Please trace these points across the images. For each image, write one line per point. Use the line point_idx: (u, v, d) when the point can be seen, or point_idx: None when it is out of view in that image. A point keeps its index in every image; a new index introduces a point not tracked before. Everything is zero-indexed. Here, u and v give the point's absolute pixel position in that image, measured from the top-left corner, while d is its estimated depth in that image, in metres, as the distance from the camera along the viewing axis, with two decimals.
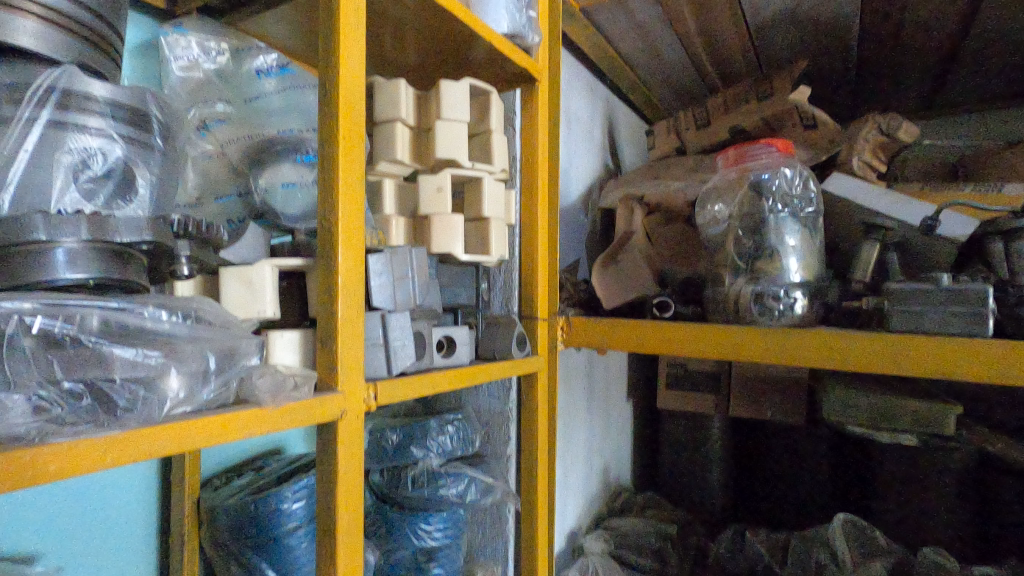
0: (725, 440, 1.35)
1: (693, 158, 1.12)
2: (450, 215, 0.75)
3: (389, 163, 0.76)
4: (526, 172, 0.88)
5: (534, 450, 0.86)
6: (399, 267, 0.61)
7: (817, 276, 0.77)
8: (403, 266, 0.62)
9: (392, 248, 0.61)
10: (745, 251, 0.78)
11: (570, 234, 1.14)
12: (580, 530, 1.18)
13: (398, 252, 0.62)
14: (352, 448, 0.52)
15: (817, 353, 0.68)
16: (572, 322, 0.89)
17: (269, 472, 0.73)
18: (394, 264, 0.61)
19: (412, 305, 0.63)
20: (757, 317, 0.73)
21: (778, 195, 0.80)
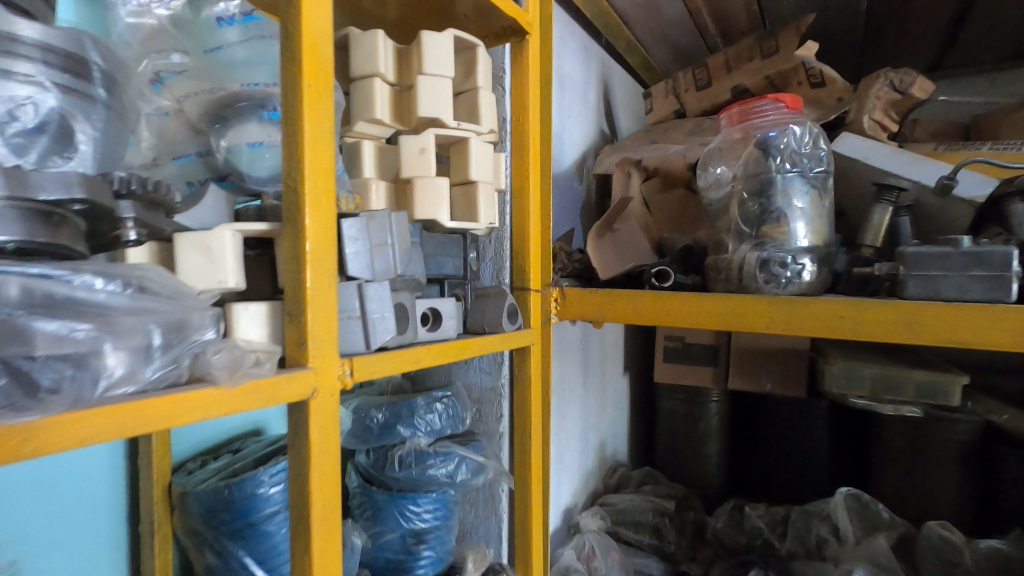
0: (724, 414, 1.32)
1: (693, 121, 1.07)
2: (434, 179, 0.70)
3: (368, 123, 0.70)
4: (516, 134, 0.82)
5: (528, 428, 0.83)
6: (375, 233, 0.56)
7: (826, 241, 0.72)
8: (381, 233, 0.57)
9: (369, 213, 0.56)
10: (750, 215, 0.73)
11: (563, 203, 1.08)
12: (576, 508, 1.16)
13: (376, 217, 0.56)
14: (325, 430, 0.48)
15: (826, 323, 0.64)
16: (566, 294, 0.84)
17: (246, 454, 0.69)
18: (371, 230, 0.56)
19: (392, 275, 0.58)
20: (762, 284, 0.68)
21: (786, 154, 0.73)
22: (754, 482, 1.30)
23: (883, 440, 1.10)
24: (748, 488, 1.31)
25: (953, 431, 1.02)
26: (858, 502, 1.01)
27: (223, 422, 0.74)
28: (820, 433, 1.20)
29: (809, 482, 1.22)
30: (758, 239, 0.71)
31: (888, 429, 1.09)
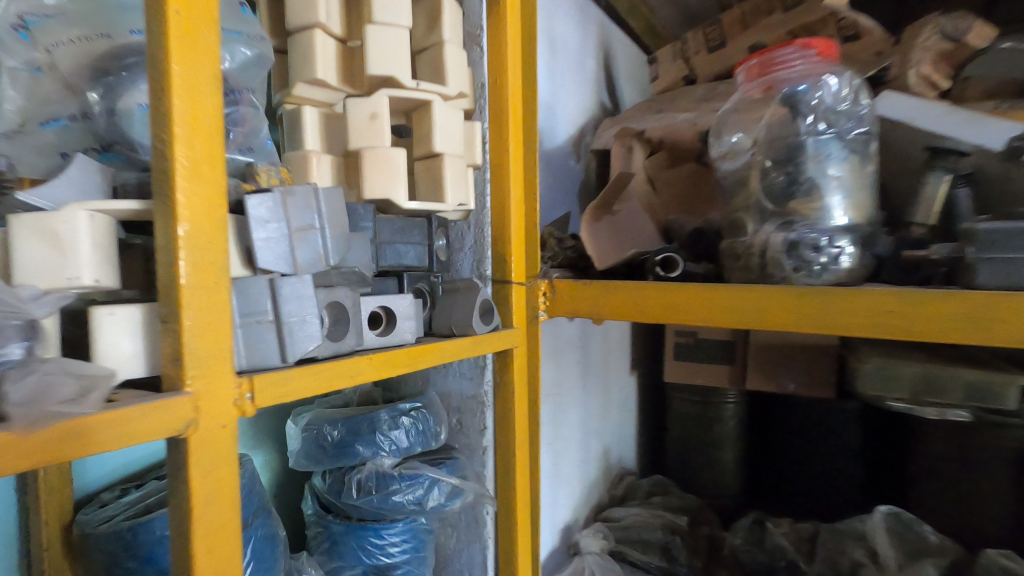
0: (741, 417, 1.19)
1: (705, 86, 0.93)
2: (389, 149, 0.57)
3: (309, 85, 0.58)
4: (493, 99, 0.70)
5: (511, 444, 0.71)
6: (293, 213, 0.43)
7: (868, 218, 0.59)
8: (302, 214, 0.44)
9: (288, 188, 0.44)
10: (774, 190, 0.60)
11: (556, 184, 0.96)
12: (576, 524, 1.04)
13: (297, 193, 0.44)
14: (214, 471, 0.36)
15: (868, 320, 0.50)
16: (556, 286, 0.72)
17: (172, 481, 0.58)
18: (286, 210, 0.43)
19: (324, 267, 0.46)
20: (789, 271, 0.56)
21: (820, 111, 0.60)
22: (775, 491, 1.17)
23: (923, 447, 0.95)
24: (767, 496, 1.19)
25: (1009, 438, 0.84)
26: (899, 522, 0.89)
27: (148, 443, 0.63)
28: (848, 438, 1.06)
29: (836, 492, 1.08)
30: (783, 217, 0.58)
31: (927, 434, 0.94)
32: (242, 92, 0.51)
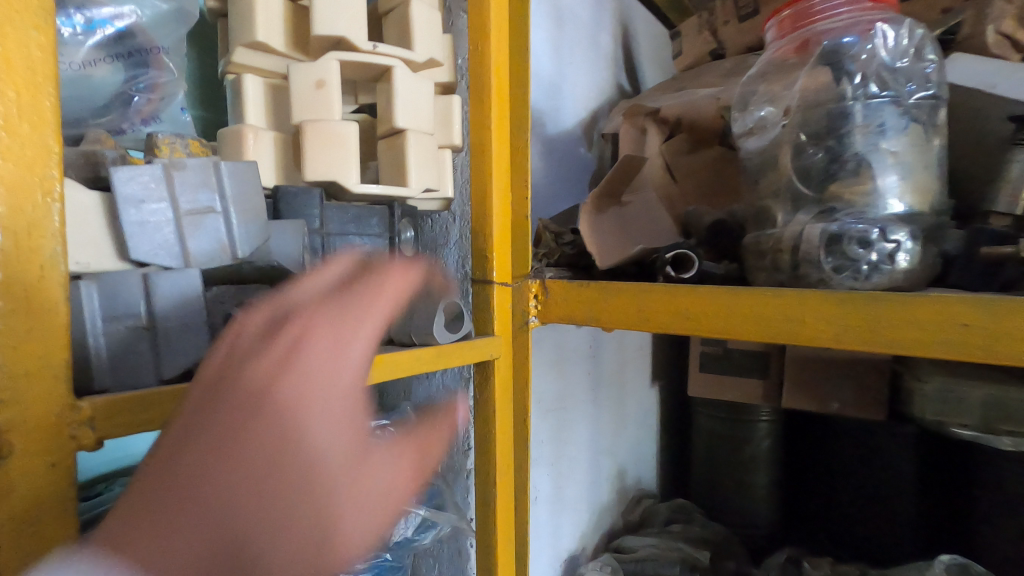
0: (776, 439, 1.06)
1: (734, 59, 0.81)
2: (336, 123, 0.48)
3: (250, 51, 0.50)
4: (474, 69, 0.60)
5: (490, 471, 0.61)
6: (182, 192, 0.35)
7: (933, 206, 0.46)
8: (193, 192, 0.35)
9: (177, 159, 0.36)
10: (812, 170, 0.49)
11: (561, 173, 0.85)
12: (582, 554, 0.94)
13: (190, 167, 0.35)
14: (32, 523, 0.27)
15: (929, 335, 0.38)
16: (550, 287, 0.60)
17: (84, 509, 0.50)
18: (171, 186, 0.34)
19: (228, 260, 0.37)
20: (828, 272, 0.44)
21: (871, 70, 0.48)
22: (818, 520, 1.05)
23: (990, 480, 0.79)
24: (810, 522, 1.06)
25: None
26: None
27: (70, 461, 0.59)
28: (902, 466, 0.92)
29: (889, 526, 0.94)
30: (822, 205, 0.47)
31: (994, 466, 0.79)
32: (154, 50, 0.44)
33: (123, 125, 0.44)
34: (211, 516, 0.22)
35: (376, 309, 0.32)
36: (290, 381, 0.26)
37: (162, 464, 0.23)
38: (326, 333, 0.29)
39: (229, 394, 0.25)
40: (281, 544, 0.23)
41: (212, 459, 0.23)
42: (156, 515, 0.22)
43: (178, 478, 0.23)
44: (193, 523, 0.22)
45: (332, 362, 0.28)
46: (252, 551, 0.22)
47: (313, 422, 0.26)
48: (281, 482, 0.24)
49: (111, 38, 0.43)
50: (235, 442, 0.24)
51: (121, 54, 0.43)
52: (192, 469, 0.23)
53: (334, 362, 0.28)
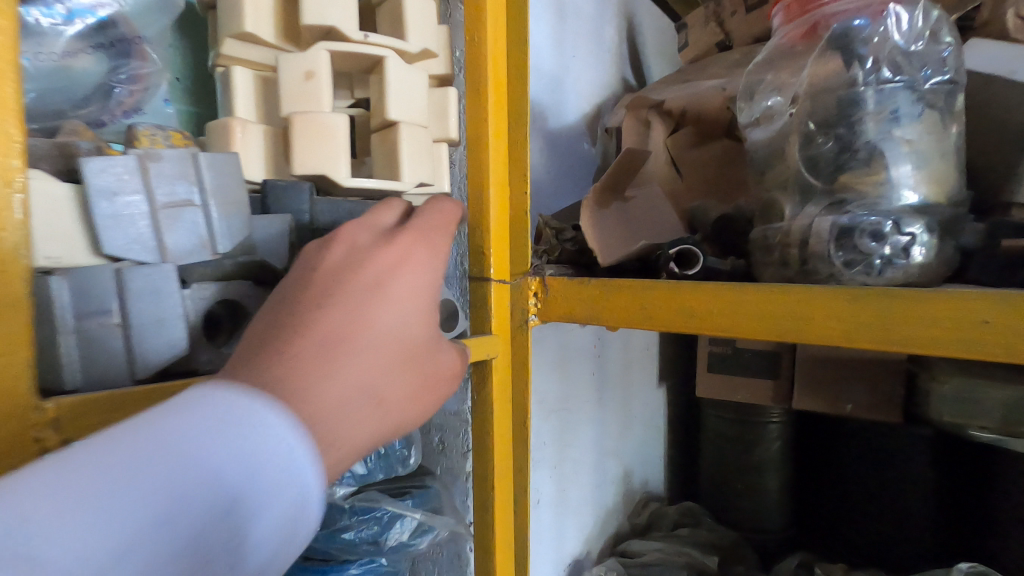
0: (786, 441, 1.04)
1: (742, 50, 0.78)
2: (326, 114, 0.47)
3: (239, 42, 0.48)
4: (471, 60, 0.58)
5: (489, 473, 0.59)
6: (158, 184, 0.34)
7: (951, 197, 0.44)
8: (170, 184, 0.34)
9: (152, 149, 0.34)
10: (821, 159, 0.46)
11: (564, 169, 0.83)
12: (587, 558, 0.92)
13: (166, 157, 0.34)
14: None
15: (943, 334, 0.36)
16: (549, 285, 0.58)
17: None
18: (146, 178, 0.33)
19: (209, 253, 0.36)
20: (838, 267, 0.42)
21: (884, 54, 0.45)
22: (830, 525, 1.02)
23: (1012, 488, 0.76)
24: (821, 528, 1.03)
25: None
26: None
27: None
28: (918, 469, 0.89)
29: (904, 531, 0.91)
30: (832, 197, 0.45)
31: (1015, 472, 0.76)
32: (137, 40, 0.42)
33: (106, 118, 0.42)
34: (332, 389, 0.30)
35: (445, 251, 0.43)
36: (390, 295, 0.36)
37: (290, 340, 0.31)
38: (412, 266, 0.39)
39: (343, 299, 0.34)
40: (372, 415, 0.33)
41: (335, 343, 0.32)
42: (290, 379, 0.29)
43: (308, 355, 0.30)
44: (319, 391, 0.30)
45: (418, 287, 0.38)
46: (356, 414, 0.32)
47: (400, 329, 0.36)
48: (379, 371, 0.34)
49: (92, 27, 0.40)
50: (361, 330, 0.33)
51: (103, 44, 0.41)
52: (321, 346, 0.31)
53: (421, 288, 0.39)
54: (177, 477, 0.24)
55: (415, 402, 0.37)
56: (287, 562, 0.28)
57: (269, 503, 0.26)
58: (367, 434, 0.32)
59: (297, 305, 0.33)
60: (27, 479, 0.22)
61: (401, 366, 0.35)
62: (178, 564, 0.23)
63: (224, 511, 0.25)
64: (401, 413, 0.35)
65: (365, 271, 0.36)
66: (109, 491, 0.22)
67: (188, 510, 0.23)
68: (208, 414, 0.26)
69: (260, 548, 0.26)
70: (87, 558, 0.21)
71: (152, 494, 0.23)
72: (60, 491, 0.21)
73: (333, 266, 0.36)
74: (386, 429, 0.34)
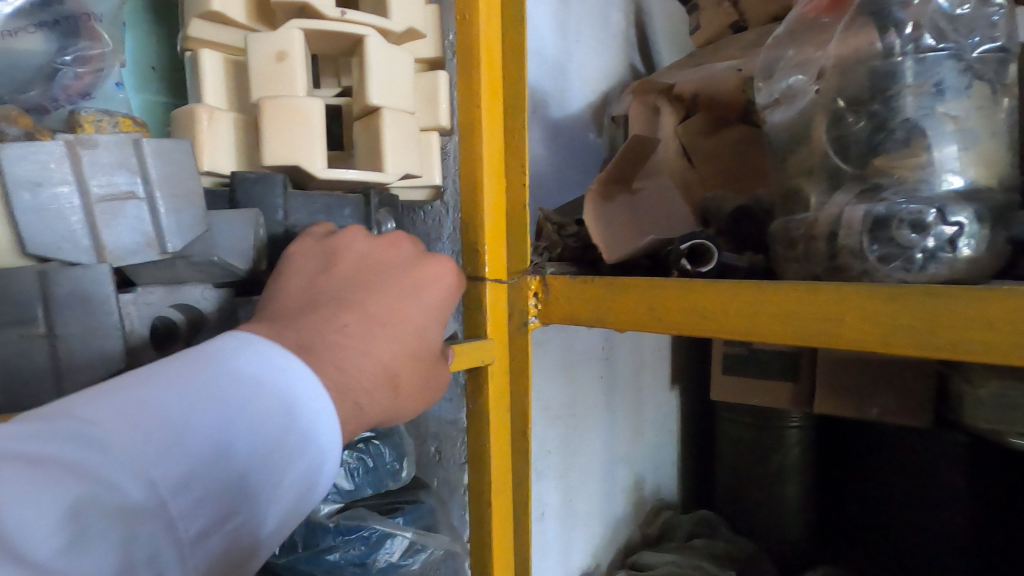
0: (807, 446, 0.99)
1: (759, 30, 0.73)
2: (299, 98, 0.43)
3: (206, 23, 0.44)
4: (462, 40, 0.53)
5: (485, 486, 0.55)
6: (92, 174, 0.30)
7: (1002, 180, 0.38)
8: (107, 174, 0.31)
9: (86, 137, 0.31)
10: (852, 141, 0.41)
11: (567, 161, 0.79)
12: (596, 570, 0.88)
13: (101, 144, 0.31)
14: None
15: (998, 343, 0.31)
16: (549, 285, 0.53)
17: None
18: (78, 167, 0.30)
19: (154, 250, 0.32)
20: (872, 263, 0.37)
21: (925, 19, 0.40)
22: (861, 536, 0.97)
23: None
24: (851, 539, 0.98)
25: None
26: None
27: None
28: (954, 479, 0.85)
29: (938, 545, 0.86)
30: (864, 182, 0.40)
31: None
32: (85, 18, 0.42)
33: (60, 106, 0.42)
34: (367, 363, 0.34)
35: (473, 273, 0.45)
36: (425, 301, 0.39)
37: (338, 311, 0.34)
38: (451, 274, 0.41)
39: (386, 286, 0.37)
40: (389, 398, 0.36)
41: (377, 321, 0.36)
42: (331, 347, 0.33)
43: (349, 330, 0.34)
44: (354, 363, 0.34)
45: (451, 298, 0.41)
46: (378, 393, 0.35)
47: (428, 329, 0.39)
48: (404, 361, 0.36)
49: (35, 5, 0.40)
50: (395, 318, 0.37)
51: (48, 22, 0.41)
52: (367, 320, 0.35)
53: (450, 301, 0.41)
54: (221, 423, 0.28)
55: (421, 403, 0.39)
56: (308, 512, 0.32)
57: (296, 458, 0.30)
58: (377, 417, 0.36)
59: (344, 279, 0.36)
60: (101, 404, 0.26)
61: (421, 364, 0.38)
62: (223, 496, 0.27)
63: (259, 458, 0.29)
64: (411, 404, 0.38)
65: (407, 266, 0.39)
66: (174, 424, 0.26)
67: (234, 449, 0.28)
68: (247, 374, 0.30)
69: (286, 497, 0.30)
70: (148, 482, 0.25)
71: (205, 431, 0.27)
72: (133, 419, 0.26)
73: (379, 253, 0.39)
74: (392, 417, 0.37)
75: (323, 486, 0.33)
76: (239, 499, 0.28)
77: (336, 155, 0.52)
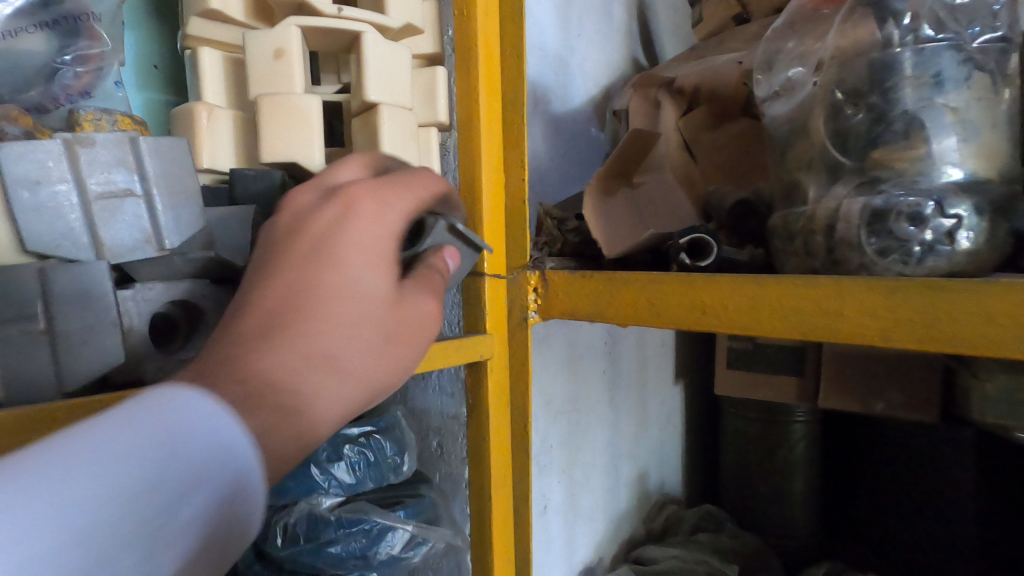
0: (813, 441, 0.98)
1: (762, 21, 0.72)
2: (296, 95, 0.43)
3: (205, 20, 0.44)
4: (460, 35, 0.53)
5: (485, 479, 0.56)
6: (90, 172, 0.31)
7: (1002, 171, 0.38)
8: (105, 172, 0.31)
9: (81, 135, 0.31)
10: (851, 133, 0.41)
11: (569, 156, 0.78)
12: (600, 565, 0.89)
13: (95, 141, 0.31)
14: None
15: (998, 338, 0.31)
16: (549, 280, 0.53)
17: None
18: (76, 165, 0.31)
19: (152, 246, 0.33)
20: (870, 256, 0.37)
21: (924, 9, 0.39)
22: (861, 534, 0.97)
23: None
24: (852, 535, 0.98)
25: None
26: None
27: None
28: (961, 474, 0.85)
29: (947, 543, 0.86)
30: (862, 175, 0.39)
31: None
32: (85, 17, 0.43)
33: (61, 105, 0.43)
34: (277, 357, 0.28)
35: (418, 195, 0.36)
36: (351, 254, 0.32)
37: (235, 321, 0.29)
38: (365, 199, 0.33)
39: (293, 265, 0.31)
40: (338, 381, 0.30)
41: (280, 309, 0.29)
42: (231, 361, 0.27)
43: (248, 333, 0.28)
44: (261, 362, 0.27)
45: (373, 226, 0.33)
46: (316, 380, 0.29)
47: (363, 283, 0.31)
48: (337, 334, 0.30)
49: (35, 5, 0.41)
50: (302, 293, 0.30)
51: (48, 22, 0.41)
52: (266, 315, 0.29)
53: (389, 240, 0.33)
54: (73, 468, 0.21)
55: (391, 365, 0.32)
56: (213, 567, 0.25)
57: (186, 498, 0.23)
58: (334, 405, 0.29)
59: (244, 284, 0.31)
60: None
61: (366, 326, 0.31)
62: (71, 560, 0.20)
63: (129, 502, 0.22)
64: (374, 369, 0.31)
65: (320, 226, 0.32)
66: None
67: (98, 494, 0.21)
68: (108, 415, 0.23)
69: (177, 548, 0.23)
70: None
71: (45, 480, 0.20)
72: None
73: (291, 229, 0.32)
74: (358, 397, 0.31)
75: (233, 527, 0.25)
76: (106, 556, 0.21)
77: (336, 152, 0.53)
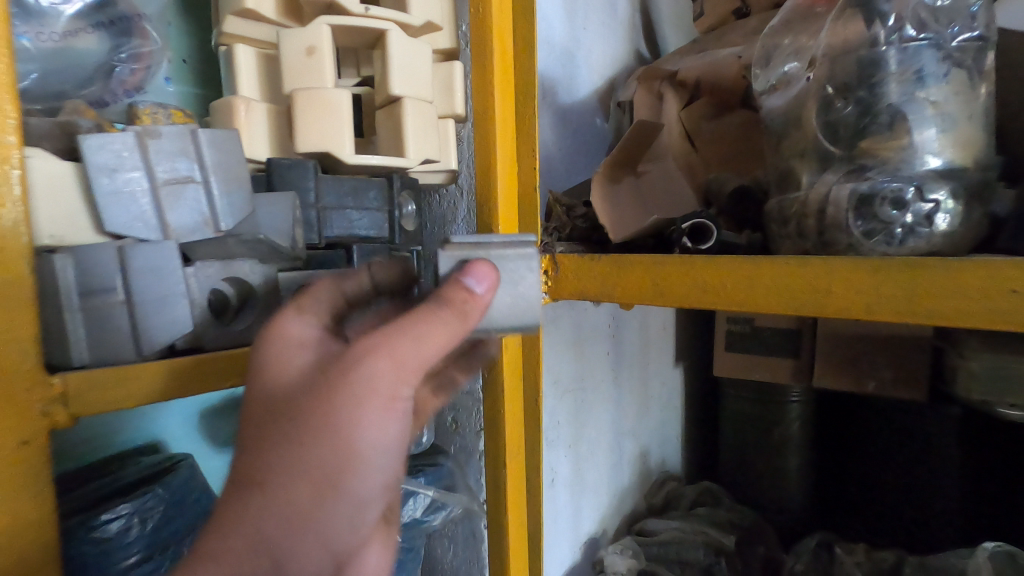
0: (808, 420, 1.02)
1: (762, 15, 0.75)
2: (328, 89, 0.46)
3: (241, 19, 0.48)
4: (476, 31, 0.56)
5: (500, 448, 0.60)
6: (158, 160, 0.35)
7: (978, 160, 0.42)
8: (170, 160, 0.35)
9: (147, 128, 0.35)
10: (841, 125, 0.44)
11: (575, 145, 0.82)
12: (603, 537, 0.93)
13: (161, 133, 0.35)
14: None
15: (969, 311, 0.34)
16: (560, 262, 0.57)
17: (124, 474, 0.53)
18: (145, 154, 0.34)
19: (209, 229, 0.36)
20: (857, 237, 0.40)
21: (907, 9, 0.43)
22: (852, 508, 1.01)
23: None
24: (846, 509, 1.02)
25: None
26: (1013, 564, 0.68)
27: (113, 429, 0.58)
28: (949, 452, 0.87)
29: (933, 513, 0.90)
30: (851, 162, 0.43)
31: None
32: (136, 18, 0.48)
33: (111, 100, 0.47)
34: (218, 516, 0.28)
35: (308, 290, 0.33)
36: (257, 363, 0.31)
37: None
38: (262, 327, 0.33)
39: None
40: (260, 505, 0.27)
41: None
42: None
43: None
44: None
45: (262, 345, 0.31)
46: (236, 502, 0.27)
47: (265, 395, 0.29)
48: (248, 458, 0.28)
49: (91, 7, 0.46)
50: None
51: (103, 23, 0.46)
52: None
53: (294, 334, 0.31)
54: None
55: (328, 443, 0.27)
56: None
57: None
58: (266, 523, 0.26)
59: None
60: None
61: (276, 429, 0.28)
62: None
63: None
64: (289, 468, 0.27)
65: None
66: None
67: None
68: None
69: None
70: None
71: None
72: None
73: None
74: (301, 494, 0.27)
75: None
76: None
77: (360, 144, 0.56)
